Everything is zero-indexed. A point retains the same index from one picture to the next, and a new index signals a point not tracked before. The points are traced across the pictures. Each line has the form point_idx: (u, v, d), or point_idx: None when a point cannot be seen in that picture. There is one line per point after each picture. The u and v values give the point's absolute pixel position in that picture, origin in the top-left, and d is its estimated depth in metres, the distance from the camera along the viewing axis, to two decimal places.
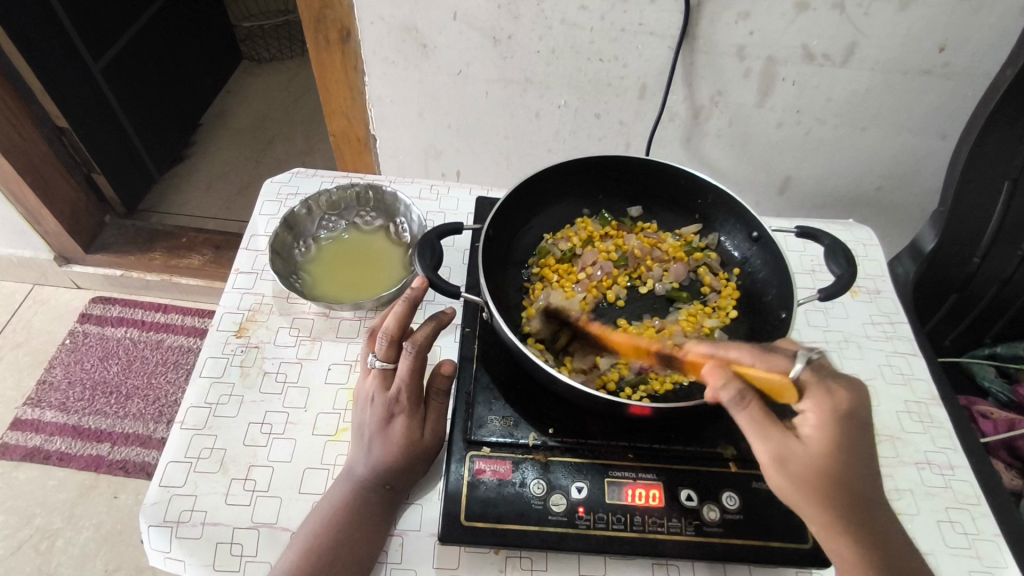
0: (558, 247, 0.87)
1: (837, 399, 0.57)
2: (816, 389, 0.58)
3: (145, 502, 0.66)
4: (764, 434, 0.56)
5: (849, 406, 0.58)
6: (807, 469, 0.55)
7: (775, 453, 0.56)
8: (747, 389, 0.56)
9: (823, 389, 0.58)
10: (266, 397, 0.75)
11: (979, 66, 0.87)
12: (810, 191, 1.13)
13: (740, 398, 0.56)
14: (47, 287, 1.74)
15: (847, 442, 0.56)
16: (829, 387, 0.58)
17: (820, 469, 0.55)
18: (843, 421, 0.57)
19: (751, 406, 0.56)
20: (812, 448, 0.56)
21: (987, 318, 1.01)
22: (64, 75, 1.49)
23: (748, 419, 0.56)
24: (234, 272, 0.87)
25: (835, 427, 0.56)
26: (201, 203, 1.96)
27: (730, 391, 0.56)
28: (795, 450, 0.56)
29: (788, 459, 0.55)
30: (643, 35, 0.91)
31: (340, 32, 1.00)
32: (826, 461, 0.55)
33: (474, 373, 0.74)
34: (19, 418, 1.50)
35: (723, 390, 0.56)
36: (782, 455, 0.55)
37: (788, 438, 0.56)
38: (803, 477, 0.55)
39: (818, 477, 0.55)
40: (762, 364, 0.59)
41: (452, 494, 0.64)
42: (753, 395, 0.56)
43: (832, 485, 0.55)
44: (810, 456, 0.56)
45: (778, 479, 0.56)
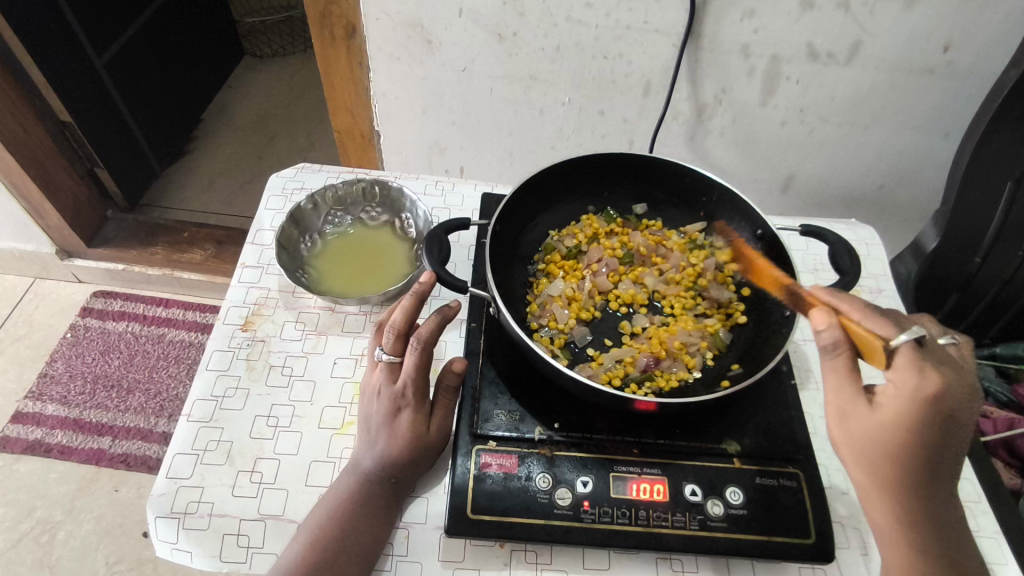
0: (563, 243, 0.87)
1: (927, 382, 0.52)
2: (908, 363, 0.53)
3: (152, 493, 0.66)
4: (839, 386, 0.57)
5: (942, 395, 0.53)
6: (865, 433, 0.56)
7: (840, 407, 0.57)
8: (843, 340, 0.55)
9: (915, 366, 0.53)
10: (272, 391, 0.75)
11: (981, 66, 0.88)
12: (812, 191, 1.14)
13: (832, 346, 0.56)
14: (48, 281, 1.74)
15: (924, 426, 0.53)
16: (925, 368, 0.53)
17: (884, 442, 0.55)
18: (930, 408, 0.53)
19: (839, 356, 0.56)
20: (879, 416, 0.55)
21: (987, 319, 1.02)
22: (67, 69, 1.49)
23: (832, 366, 0.56)
24: (240, 265, 0.87)
25: (913, 408, 0.53)
26: (202, 198, 1.96)
27: (823, 334, 0.56)
28: (858, 411, 0.56)
29: (849, 416, 0.56)
30: (648, 32, 0.91)
31: (346, 28, 1.01)
32: (895, 436, 0.54)
33: (480, 367, 0.74)
34: (20, 411, 1.50)
35: (822, 332, 0.56)
36: (845, 410, 0.57)
37: (858, 398, 0.56)
38: (861, 439, 0.56)
39: (877, 443, 0.55)
40: (869, 322, 0.57)
41: (457, 488, 0.65)
42: (847, 346, 0.55)
43: (887, 456, 0.55)
44: (876, 423, 0.55)
45: (837, 431, 0.58)
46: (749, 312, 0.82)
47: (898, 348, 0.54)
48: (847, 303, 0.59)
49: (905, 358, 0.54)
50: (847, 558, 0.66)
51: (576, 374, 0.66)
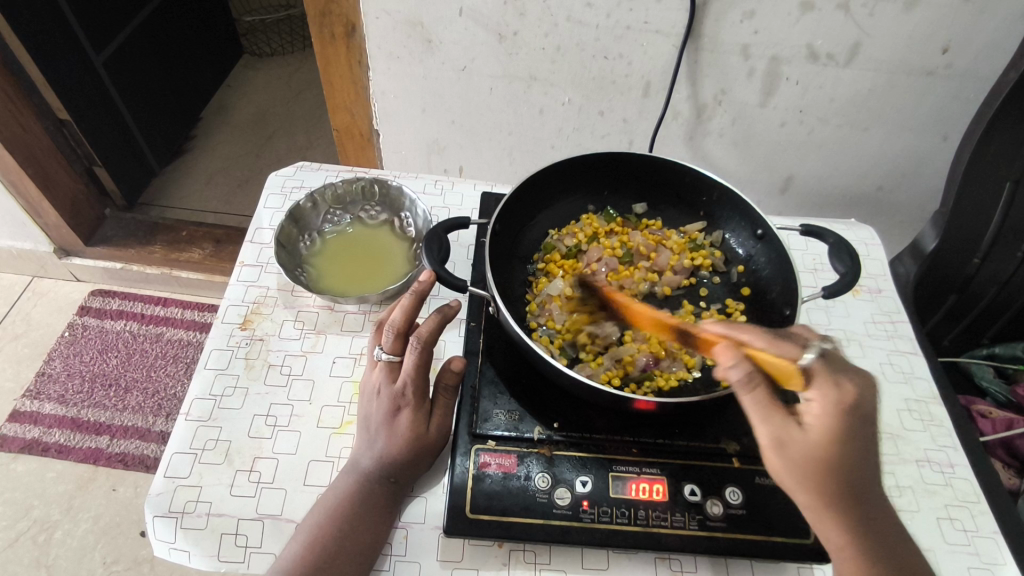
0: (563, 242, 0.87)
1: (845, 393, 0.54)
2: (826, 381, 0.54)
3: (150, 492, 0.66)
4: (767, 417, 0.54)
5: (860, 401, 0.54)
6: (803, 455, 0.53)
7: (774, 437, 0.54)
8: (756, 372, 0.53)
9: (832, 380, 0.54)
10: (271, 389, 0.75)
11: (981, 68, 0.88)
12: (811, 191, 1.14)
13: (748, 380, 0.53)
14: (47, 279, 1.74)
15: (851, 434, 0.53)
16: (840, 380, 0.54)
17: (820, 459, 0.53)
18: (852, 418, 0.53)
19: (757, 390, 0.53)
20: (812, 437, 0.53)
21: (986, 319, 1.02)
22: (66, 67, 1.49)
23: (753, 402, 0.54)
24: (238, 264, 0.87)
25: (838, 420, 0.53)
26: (201, 197, 1.95)
27: (740, 370, 0.53)
28: (793, 438, 0.53)
29: (786, 444, 0.53)
30: (648, 33, 0.91)
31: (346, 26, 1.00)
32: (828, 453, 0.53)
33: (480, 367, 0.74)
34: (18, 410, 1.50)
35: (733, 369, 0.53)
36: (781, 440, 0.53)
37: (789, 424, 0.54)
38: (799, 464, 0.53)
39: (816, 464, 0.53)
40: (774, 348, 0.56)
41: (457, 488, 0.65)
42: (761, 379, 0.53)
43: (828, 475, 0.53)
44: (809, 444, 0.53)
45: (776, 462, 0.55)
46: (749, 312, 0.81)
47: (812, 367, 0.54)
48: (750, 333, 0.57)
49: (822, 376, 0.54)
50: None
51: (576, 374, 0.66)
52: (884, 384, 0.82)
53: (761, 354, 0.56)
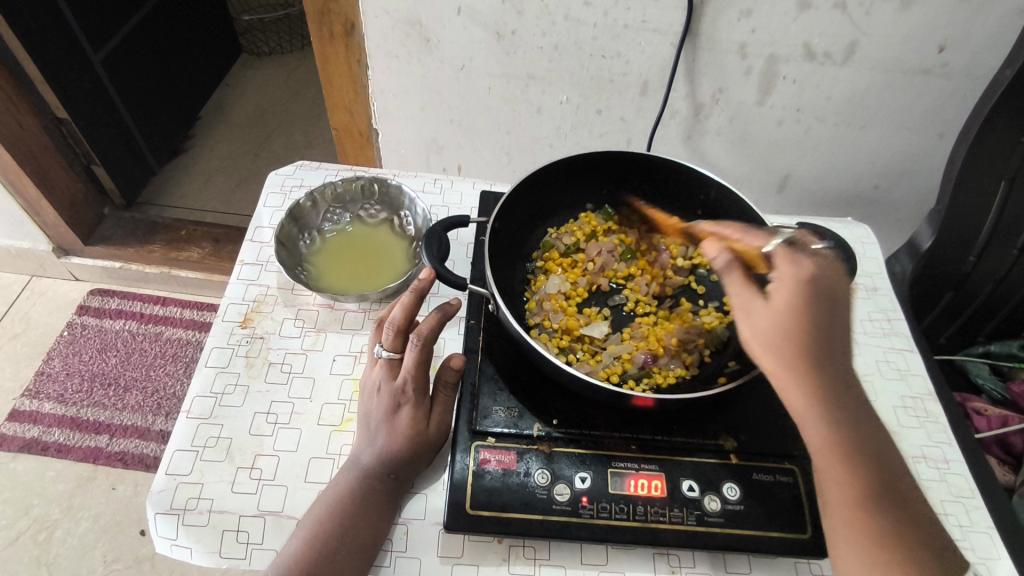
0: (562, 240, 0.88)
1: (803, 268, 0.59)
2: (787, 257, 0.60)
3: (152, 489, 0.66)
4: (738, 290, 0.60)
5: (817, 274, 0.59)
6: (773, 325, 0.57)
7: (743, 309, 0.59)
8: (732, 256, 0.61)
9: (791, 258, 0.60)
10: (272, 388, 0.75)
11: (977, 66, 0.88)
12: (808, 189, 1.14)
13: (727, 265, 0.61)
14: (45, 279, 1.74)
15: (816, 305, 0.57)
16: (799, 258, 0.60)
17: (784, 326, 0.57)
18: (811, 288, 0.58)
19: (733, 269, 0.60)
20: (780, 307, 0.58)
21: (981, 317, 1.03)
22: (64, 66, 1.49)
23: (730, 282, 0.60)
24: (239, 263, 0.87)
25: (801, 290, 0.57)
26: (200, 196, 1.96)
27: (717, 256, 0.61)
28: (757, 306, 0.58)
29: (755, 315, 0.58)
30: (646, 32, 0.92)
31: (345, 26, 1.01)
32: (791, 318, 0.57)
33: (479, 364, 0.75)
34: (17, 409, 1.50)
35: (716, 256, 0.61)
36: (750, 312, 0.58)
37: (757, 295, 0.59)
38: (767, 331, 0.57)
39: (785, 333, 0.57)
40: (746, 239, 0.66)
41: (457, 484, 0.65)
42: (737, 262, 0.61)
43: (792, 338, 0.56)
44: (777, 313, 0.57)
45: (750, 339, 0.58)
46: None
47: (773, 251, 0.62)
48: (731, 229, 0.69)
49: (781, 257, 0.60)
50: None
51: (575, 370, 0.67)
52: (880, 380, 0.83)
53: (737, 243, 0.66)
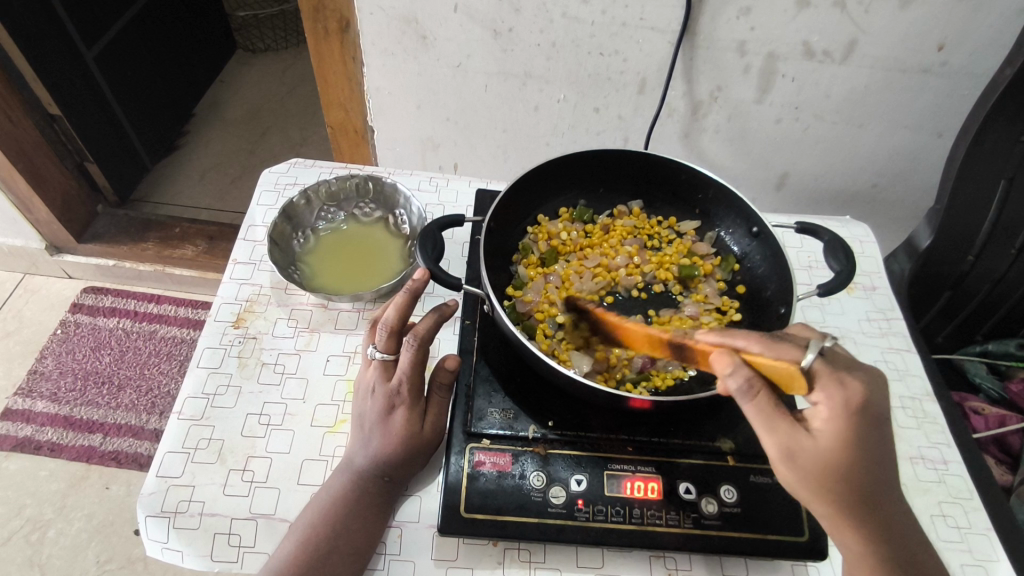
0: (538, 245, 0.86)
1: (852, 393, 0.52)
2: (827, 381, 0.53)
3: (142, 492, 0.65)
4: (771, 427, 0.53)
5: (866, 400, 0.53)
6: (813, 464, 0.53)
7: (784, 447, 0.54)
8: (754, 379, 0.53)
9: (836, 380, 0.53)
10: (264, 388, 0.74)
11: (977, 64, 0.88)
12: (806, 188, 1.14)
13: (746, 388, 0.53)
14: (38, 277, 1.72)
15: (863, 436, 0.53)
16: (844, 378, 0.53)
17: (829, 464, 0.53)
18: (860, 417, 0.52)
19: (758, 398, 0.53)
20: (820, 445, 0.53)
21: (979, 317, 1.02)
22: (55, 61, 1.47)
23: (755, 409, 0.53)
24: (231, 262, 0.86)
25: (847, 422, 0.52)
26: (194, 194, 1.94)
27: (737, 380, 0.53)
28: (802, 444, 0.53)
29: (795, 454, 0.53)
30: (644, 29, 0.91)
31: (339, 22, 0.99)
32: (838, 458, 0.53)
33: (474, 365, 0.74)
34: (10, 408, 1.49)
35: (731, 378, 0.53)
36: (790, 450, 0.53)
37: (797, 430, 0.53)
38: (811, 473, 0.53)
39: (826, 472, 0.53)
40: (771, 352, 0.53)
41: (452, 486, 0.65)
42: (761, 385, 0.53)
43: (841, 476, 0.53)
44: (820, 452, 0.53)
45: (787, 472, 0.55)
46: (744, 309, 0.81)
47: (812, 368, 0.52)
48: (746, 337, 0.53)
49: (823, 377, 0.53)
50: (841, 557, 0.66)
51: (572, 372, 0.66)
52: None
53: (757, 359, 0.53)
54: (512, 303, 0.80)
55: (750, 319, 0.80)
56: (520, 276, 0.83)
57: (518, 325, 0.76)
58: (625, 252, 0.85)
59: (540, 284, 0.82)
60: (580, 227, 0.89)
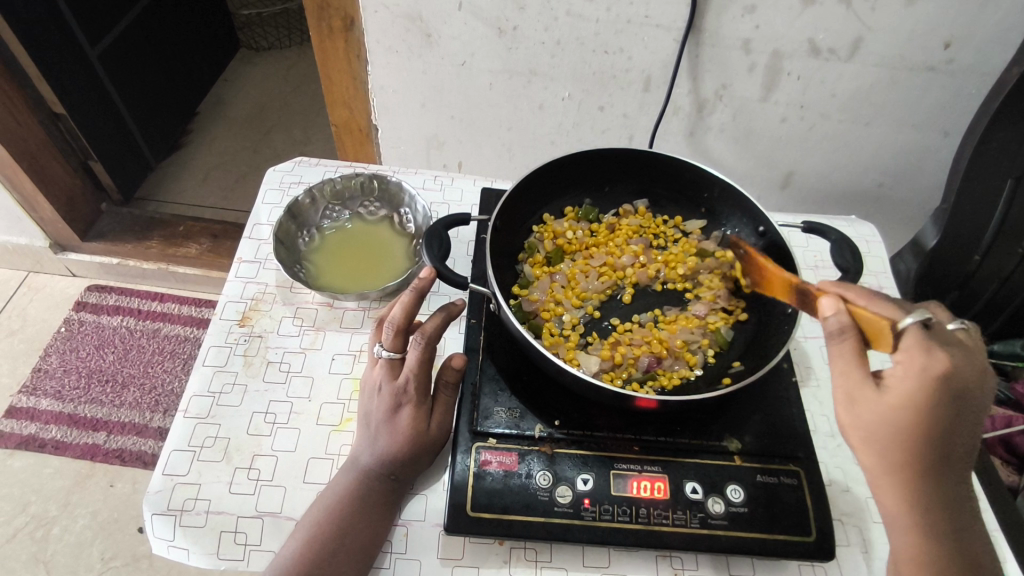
0: (543, 243, 0.86)
1: (934, 361, 0.51)
2: (916, 344, 0.51)
3: (148, 490, 0.66)
4: (845, 369, 0.53)
5: (954, 372, 0.51)
6: (874, 416, 0.53)
7: (847, 392, 0.54)
8: (849, 324, 0.53)
9: (923, 346, 0.51)
10: (270, 387, 0.74)
11: (984, 62, 0.87)
12: (812, 187, 1.13)
13: (837, 331, 0.53)
14: (42, 275, 1.73)
15: (936, 406, 0.51)
16: (933, 349, 0.51)
17: (889, 420, 0.52)
18: (942, 387, 0.51)
19: (846, 341, 0.53)
20: (888, 400, 0.52)
21: (985, 316, 1.01)
22: (60, 60, 1.47)
23: (839, 351, 0.54)
24: (236, 261, 0.86)
25: (924, 388, 0.51)
26: (198, 192, 1.94)
27: (833, 321, 0.53)
28: (867, 395, 0.52)
29: (857, 402, 0.53)
30: (649, 27, 0.91)
31: (344, 20, 0.99)
32: (900, 417, 0.52)
33: (480, 364, 0.74)
34: (14, 406, 1.49)
35: (830, 316, 0.54)
36: (854, 397, 0.53)
37: (867, 381, 0.52)
38: (868, 424, 0.53)
39: (886, 426, 0.52)
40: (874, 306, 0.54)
41: (458, 485, 0.65)
42: (853, 331, 0.53)
43: (897, 436, 0.52)
44: (884, 410, 0.52)
45: (845, 416, 0.55)
46: (750, 309, 0.81)
47: (908, 331, 0.52)
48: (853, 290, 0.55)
49: (913, 339, 0.51)
50: (848, 558, 0.66)
51: (578, 371, 0.66)
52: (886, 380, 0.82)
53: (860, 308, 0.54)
54: (518, 302, 0.80)
55: (757, 318, 0.80)
56: (526, 275, 0.83)
57: (524, 324, 0.76)
58: (630, 252, 0.85)
59: (545, 284, 0.82)
60: (585, 226, 0.89)
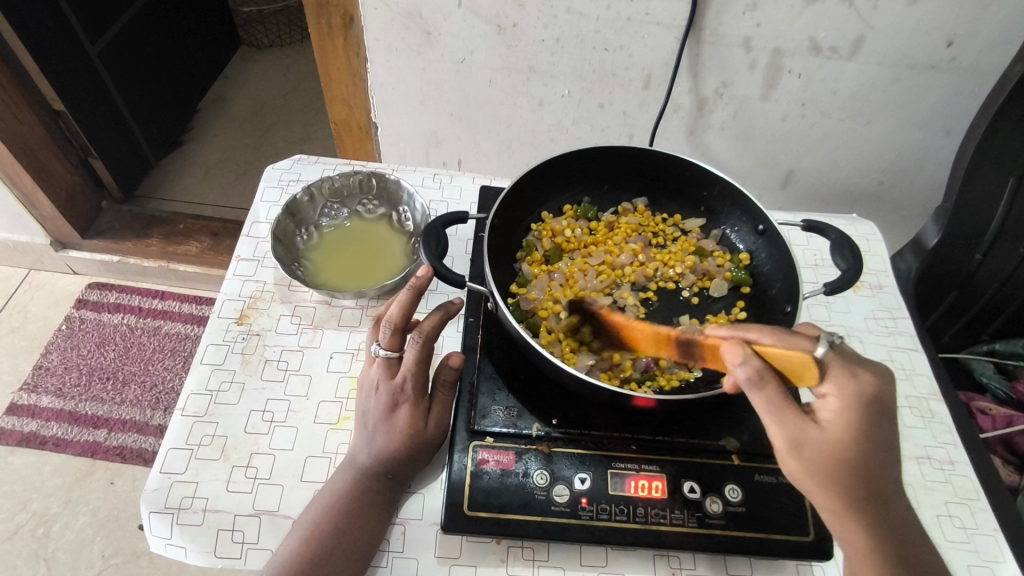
0: (542, 242, 0.86)
1: (862, 383, 0.53)
2: (840, 372, 0.53)
3: (146, 488, 0.65)
4: (778, 418, 0.53)
5: (876, 390, 0.53)
6: (821, 454, 0.52)
7: (790, 439, 0.53)
8: (764, 367, 0.53)
9: (846, 372, 0.53)
10: (268, 385, 0.74)
11: (987, 59, 0.87)
12: (813, 185, 1.13)
13: (757, 378, 0.53)
14: (43, 272, 1.73)
15: (872, 427, 0.53)
16: (855, 370, 0.53)
17: (837, 454, 0.52)
18: (870, 407, 0.53)
19: (768, 387, 0.53)
20: (831, 433, 0.53)
21: (985, 317, 1.02)
22: (59, 56, 1.47)
23: (765, 400, 0.53)
24: (235, 259, 0.86)
25: (858, 413, 0.52)
26: (198, 190, 1.94)
27: (747, 371, 0.52)
28: (810, 433, 0.53)
29: (803, 445, 0.53)
30: (649, 25, 0.90)
31: (344, 17, 0.99)
32: (846, 447, 0.52)
33: (478, 363, 0.74)
34: (15, 403, 1.49)
35: (740, 368, 0.53)
36: (797, 440, 0.53)
37: (806, 421, 0.53)
38: (818, 463, 0.53)
39: (835, 461, 0.52)
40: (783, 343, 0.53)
41: (455, 484, 0.64)
42: (770, 374, 0.53)
43: (846, 468, 0.52)
44: (829, 442, 0.53)
45: (791, 462, 0.54)
46: (749, 308, 0.81)
47: (825, 359, 0.53)
48: (757, 329, 0.54)
49: (836, 369, 0.53)
50: (846, 558, 0.65)
51: (576, 370, 0.65)
52: None
53: (771, 350, 0.53)
54: (516, 301, 0.80)
55: (755, 317, 0.80)
56: (524, 274, 0.83)
57: (521, 324, 0.76)
58: (629, 250, 0.85)
59: (544, 282, 0.82)
60: (584, 225, 0.88)
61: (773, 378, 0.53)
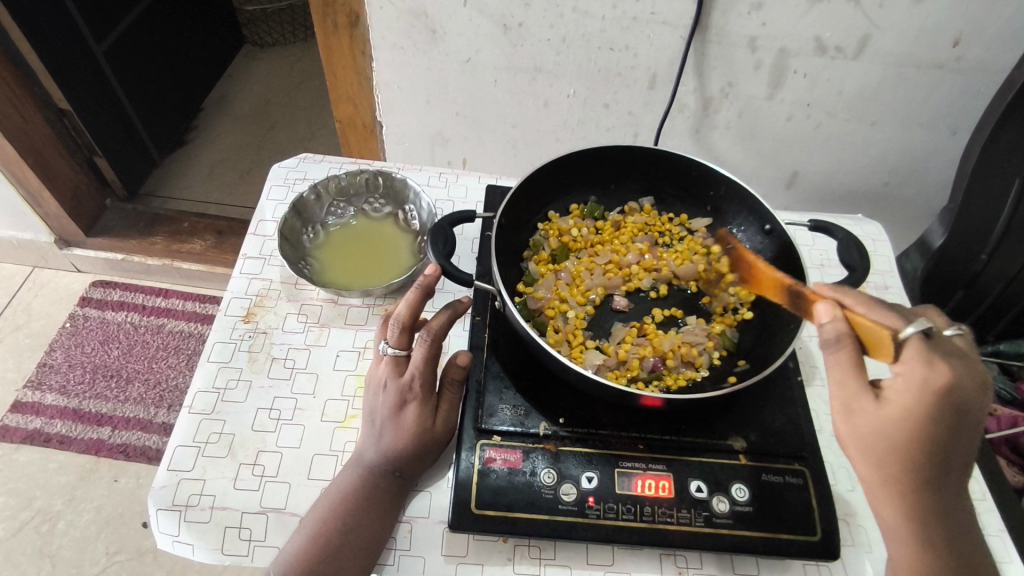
0: (548, 241, 0.86)
1: (937, 374, 0.50)
2: (915, 356, 0.52)
3: (154, 485, 0.66)
4: (841, 381, 0.54)
5: (954, 385, 0.50)
6: (869, 427, 0.53)
7: (843, 403, 0.54)
8: (847, 332, 0.53)
9: (925, 360, 0.51)
10: (275, 383, 0.74)
11: (993, 59, 0.86)
12: (818, 185, 1.13)
13: (835, 338, 0.53)
14: (47, 270, 1.73)
15: (931, 420, 0.51)
16: (935, 359, 0.51)
17: (887, 433, 0.52)
18: (941, 400, 0.50)
19: (843, 350, 0.53)
20: (886, 412, 0.52)
21: (989, 318, 1.01)
22: (64, 54, 1.47)
23: (834, 361, 0.54)
24: (241, 257, 0.86)
25: (925, 402, 0.51)
26: (202, 188, 1.94)
27: (829, 329, 0.54)
28: (864, 406, 0.53)
29: (854, 413, 0.53)
30: (655, 24, 0.90)
31: (349, 16, 0.99)
32: (899, 430, 0.52)
33: (485, 361, 0.74)
34: (19, 401, 1.49)
35: (826, 326, 0.54)
36: (850, 407, 0.53)
37: (865, 393, 0.52)
38: (865, 435, 0.53)
39: (883, 438, 0.52)
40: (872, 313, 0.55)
41: (462, 482, 0.65)
42: (851, 339, 0.53)
43: (894, 449, 0.52)
44: (879, 421, 0.52)
45: (842, 427, 0.55)
46: (755, 307, 0.81)
47: (909, 340, 0.52)
48: (852, 295, 0.56)
49: (913, 351, 0.52)
50: (852, 558, 0.65)
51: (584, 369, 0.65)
52: None
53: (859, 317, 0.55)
54: (523, 299, 0.80)
55: (762, 316, 0.80)
56: (530, 272, 0.83)
57: (528, 322, 0.76)
58: (636, 249, 0.85)
59: (550, 281, 0.82)
60: (590, 224, 0.89)
61: (852, 342, 0.53)
